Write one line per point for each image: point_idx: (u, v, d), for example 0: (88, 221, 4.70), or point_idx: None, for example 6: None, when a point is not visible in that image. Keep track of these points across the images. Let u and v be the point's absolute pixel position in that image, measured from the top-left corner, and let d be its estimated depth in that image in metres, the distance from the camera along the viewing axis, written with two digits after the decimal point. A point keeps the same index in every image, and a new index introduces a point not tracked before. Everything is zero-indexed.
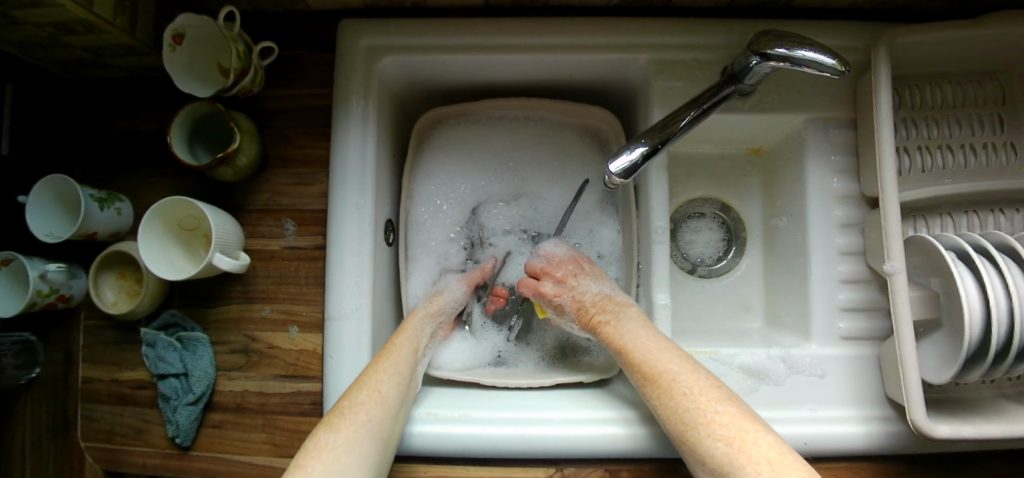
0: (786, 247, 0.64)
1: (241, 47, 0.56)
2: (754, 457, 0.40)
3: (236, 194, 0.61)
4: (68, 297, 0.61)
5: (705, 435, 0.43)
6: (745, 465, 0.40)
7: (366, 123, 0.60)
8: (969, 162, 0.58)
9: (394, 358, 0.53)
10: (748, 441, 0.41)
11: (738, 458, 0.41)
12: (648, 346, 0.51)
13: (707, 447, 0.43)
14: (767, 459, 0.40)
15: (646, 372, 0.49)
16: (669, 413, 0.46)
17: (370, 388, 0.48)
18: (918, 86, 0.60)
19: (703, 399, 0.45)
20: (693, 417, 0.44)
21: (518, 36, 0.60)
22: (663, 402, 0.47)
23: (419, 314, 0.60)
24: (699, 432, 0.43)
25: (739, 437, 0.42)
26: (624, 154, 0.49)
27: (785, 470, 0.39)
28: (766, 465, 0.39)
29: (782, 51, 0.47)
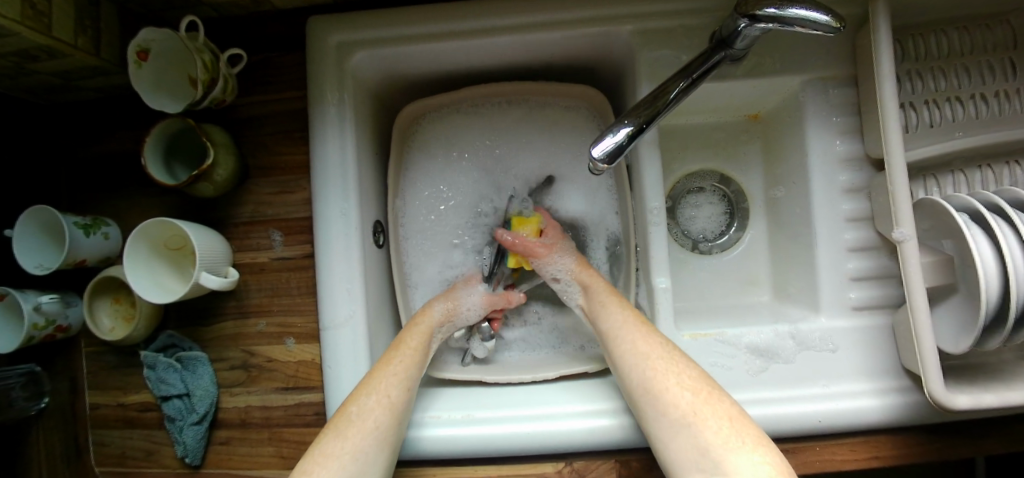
0: (790, 218, 0.61)
1: (207, 56, 0.53)
2: (717, 411, 0.42)
3: (220, 208, 0.60)
4: (66, 327, 0.61)
5: (673, 384, 0.44)
6: (709, 418, 0.41)
7: (344, 124, 0.58)
8: (981, 113, 0.54)
9: (406, 360, 0.51)
10: (714, 396, 0.43)
11: (702, 408, 0.42)
12: (624, 318, 0.51)
13: (672, 394, 0.44)
14: (728, 416, 0.42)
15: (619, 335, 0.50)
16: (638, 359, 0.47)
17: (379, 393, 0.47)
18: (923, 35, 0.56)
19: (677, 357, 0.47)
20: (665, 366, 0.46)
21: (493, 18, 0.57)
22: (634, 349, 0.48)
23: (433, 315, 0.58)
24: (667, 380, 0.45)
25: (706, 389, 0.44)
26: (608, 137, 0.46)
27: (744, 426, 0.41)
28: (728, 422, 0.41)
29: (771, 12, 0.44)
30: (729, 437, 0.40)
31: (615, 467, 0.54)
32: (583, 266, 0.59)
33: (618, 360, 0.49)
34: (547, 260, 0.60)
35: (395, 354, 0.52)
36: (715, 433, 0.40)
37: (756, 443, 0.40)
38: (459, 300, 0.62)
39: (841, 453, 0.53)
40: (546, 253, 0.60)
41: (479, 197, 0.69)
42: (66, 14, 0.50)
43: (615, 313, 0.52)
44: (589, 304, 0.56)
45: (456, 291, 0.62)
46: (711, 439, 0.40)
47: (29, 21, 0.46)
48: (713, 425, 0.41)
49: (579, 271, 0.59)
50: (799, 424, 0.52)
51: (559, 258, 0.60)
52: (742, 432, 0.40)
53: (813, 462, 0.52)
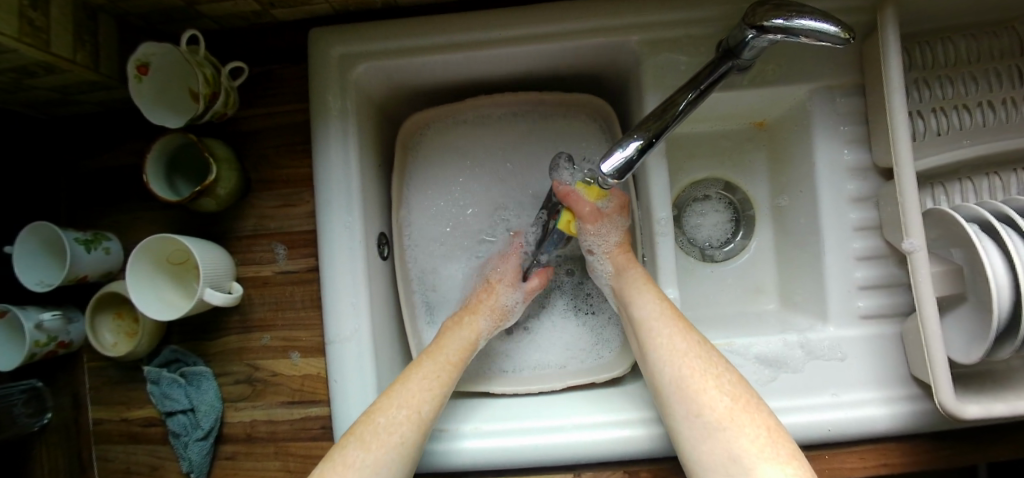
0: (796, 226, 0.61)
1: (208, 70, 0.53)
2: (754, 420, 0.42)
3: (223, 222, 0.60)
4: (68, 343, 0.60)
5: (711, 386, 0.44)
6: (745, 425, 0.42)
7: (348, 136, 0.57)
8: (989, 120, 0.54)
9: (444, 376, 0.51)
10: (752, 404, 0.43)
11: (739, 415, 0.42)
12: (660, 310, 0.50)
13: (709, 397, 0.44)
14: (765, 425, 0.42)
15: (650, 326, 0.50)
16: (674, 356, 0.47)
17: (410, 408, 0.47)
18: (930, 43, 0.56)
19: (714, 359, 0.46)
20: (702, 367, 0.46)
21: (498, 28, 0.56)
22: (670, 345, 0.48)
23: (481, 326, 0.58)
24: (704, 381, 0.45)
25: (744, 397, 0.44)
26: (616, 152, 0.46)
27: (780, 440, 0.41)
28: (766, 432, 0.41)
29: (780, 22, 0.43)
30: (763, 447, 0.40)
31: None
32: (622, 248, 0.58)
33: (650, 355, 0.49)
34: (592, 229, 0.58)
35: (433, 368, 0.51)
36: (750, 441, 0.41)
37: (789, 456, 0.40)
38: (502, 305, 0.61)
39: (850, 461, 0.52)
40: (591, 222, 0.57)
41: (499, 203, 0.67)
42: (64, 29, 0.49)
43: (651, 301, 0.51)
44: (620, 285, 0.56)
45: (497, 299, 0.60)
46: (745, 446, 0.40)
47: (28, 38, 0.46)
48: (749, 433, 0.41)
49: (615, 253, 0.58)
50: (809, 432, 0.52)
51: (604, 232, 0.58)
52: (778, 444, 0.41)
53: (822, 471, 0.52)
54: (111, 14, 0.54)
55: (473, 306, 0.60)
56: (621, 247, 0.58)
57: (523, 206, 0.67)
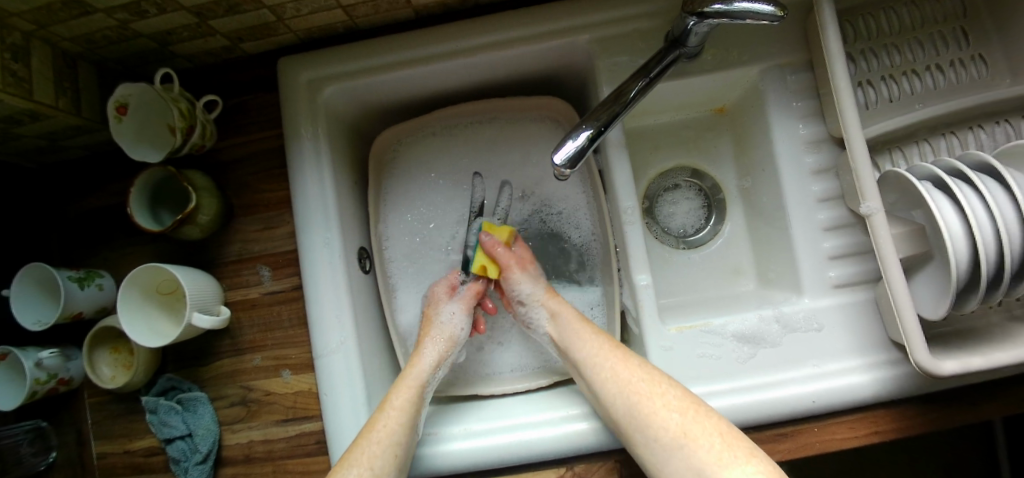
0: (763, 205, 0.62)
1: (184, 105, 0.56)
2: (707, 428, 0.44)
3: (209, 249, 0.62)
4: (68, 379, 0.62)
5: (660, 407, 0.46)
6: (700, 437, 0.43)
7: (321, 156, 0.60)
8: (939, 83, 0.57)
9: (389, 424, 0.49)
10: (702, 413, 0.45)
11: (692, 427, 0.44)
12: (600, 345, 0.53)
13: (661, 417, 0.45)
14: (719, 431, 0.43)
15: (596, 366, 0.52)
16: (621, 385, 0.49)
17: (361, 466, 0.46)
18: (872, 13, 0.58)
19: (659, 378, 0.48)
20: (648, 390, 0.47)
21: (455, 40, 0.59)
22: (615, 376, 0.50)
23: (427, 355, 0.58)
24: (654, 402, 0.46)
25: (692, 409, 0.45)
26: (569, 142, 0.49)
27: (735, 441, 0.43)
28: (719, 437, 0.43)
29: (719, 7, 0.46)
30: (721, 453, 0.42)
31: (616, 468, 0.53)
32: (550, 295, 0.61)
33: (597, 385, 0.51)
34: (518, 280, 0.61)
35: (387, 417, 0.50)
36: (708, 451, 0.42)
37: (748, 455, 0.42)
38: (445, 330, 0.61)
39: (840, 431, 0.53)
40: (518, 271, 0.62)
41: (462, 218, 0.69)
42: (45, 79, 0.52)
43: (591, 341, 0.54)
44: (559, 335, 0.58)
45: (436, 327, 0.61)
46: (705, 458, 0.42)
47: (11, 88, 0.49)
48: (706, 443, 0.43)
49: (547, 299, 0.61)
50: (792, 405, 0.52)
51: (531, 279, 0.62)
52: (733, 447, 0.42)
53: (812, 444, 0.52)
54: (90, 61, 0.57)
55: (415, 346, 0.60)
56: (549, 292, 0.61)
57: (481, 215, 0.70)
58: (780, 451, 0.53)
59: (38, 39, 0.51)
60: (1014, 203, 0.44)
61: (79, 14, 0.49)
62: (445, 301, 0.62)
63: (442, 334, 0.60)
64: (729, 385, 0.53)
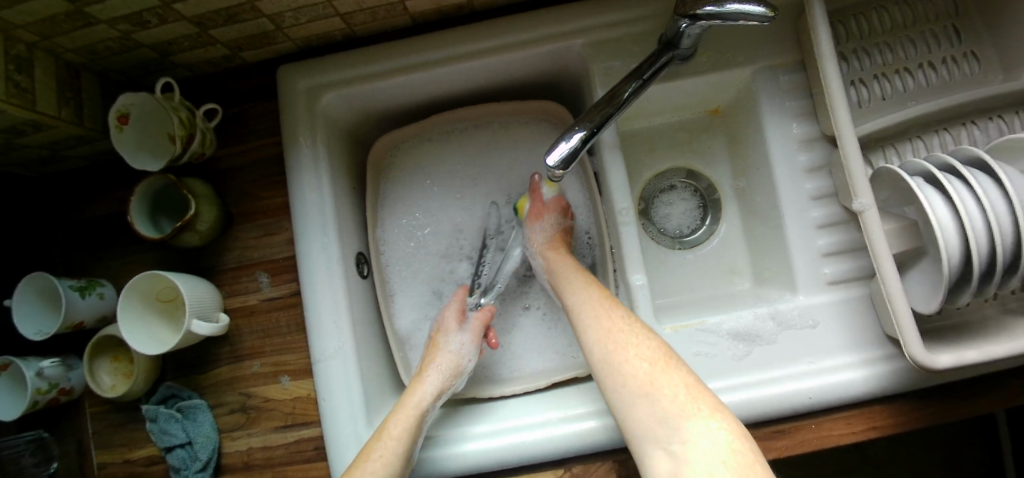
0: (756, 204, 0.63)
1: (184, 114, 0.57)
2: (672, 380, 0.43)
3: (208, 256, 0.62)
4: (69, 389, 0.62)
5: (632, 357, 0.45)
6: (665, 387, 0.42)
7: (318, 163, 0.60)
8: (931, 80, 0.58)
9: (385, 455, 0.48)
10: (671, 366, 0.44)
11: (659, 377, 0.43)
12: (587, 296, 0.53)
13: (631, 366, 0.45)
14: (685, 384, 0.42)
15: (580, 310, 0.52)
16: (600, 333, 0.49)
17: None
18: (864, 13, 0.59)
19: (637, 330, 0.48)
20: (625, 340, 0.47)
21: (450, 47, 0.60)
22: (597, 324, 0.50)
23: (429, 380, 0.56)
24: (626, 353, 0.46)
25: (663, 360, 0.45)
26: (562, 143, 0.49)
27: (698, 395, 0.42)
28: (684, 387, 0.42)
29: (713, 9, 0.46)
30: (684, 405, 0.41)
31: (614, 468, 0.53)
32: (552, 245, 0.62)
33: (581, 331, 0.52)
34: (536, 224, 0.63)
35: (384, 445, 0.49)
36: (671, 401, 0.41)
37: (712, 410, 0.40)
38: (449, 353, 0.59)
39: (836, 427, 0.53)
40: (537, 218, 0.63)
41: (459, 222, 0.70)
42: (48, 90, 0.53)
43: (580, 290, 0.54)
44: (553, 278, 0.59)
45: (442, 351, 0.59)
46: (667, 406, 0.41)
47: (14, 98, 0.50)
48: (670, 393, 0.42)
49: (547, 250, 0.61)
50: (789, 402, 0.52)
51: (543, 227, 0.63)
52: (695, 400, 0.41)
53: (809, 440, 0.52)
54: (92, 71, 0.58)
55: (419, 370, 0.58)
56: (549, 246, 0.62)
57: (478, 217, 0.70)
58: (777, 448, 0.53)
59: (42, 50, 0.52)
60: (1005, 198, 0.45)
61: (82, 25, 0.50)
62: (453, 327, 0.61)
63: (448, 361, 0.58)
64: (726, 384, 0.53)
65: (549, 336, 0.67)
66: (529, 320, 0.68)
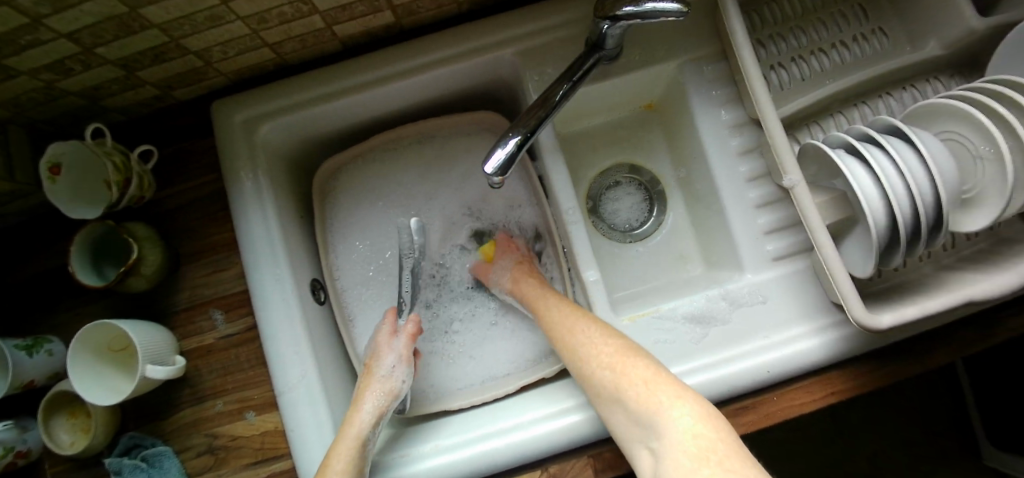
0: (698, 191, 0.65)
1: (118, 158, 0.56)
2: (634, 377, 0.45)
3: (159, 300, 0.61)
4: (26, 452, 0.60)
5: (597, 367, 0.48)
6: (630, 386, 0.45)
7: (263, 194, 0.60)
8: (846, 58, 0.62)
9: None
10: (630, 363, 0.46)
11: (622, 379, 0.45)
12: (555, 312, 0.56)
13: (596, 378, 0.48)
14: (645, 378, 0.44)
15: (552, 328, 0.55)
16: (571, 349, 0.52)
17: None
18: (775, 2, 0.63)
19: (598, 337, 0.50)
20: (589, 351, 0.50)
21: (383, 67, 0.60)
22: (567, 340, 0.52)
23: (364, 406, 0.55)
24: (590, 364, 0.49)
25: (622, 361, 0.47)
26: (498, 150, 0.50)
27: (660, 385, 0.43)
28: (640, 386, 0.44)
29: (631, 9, 0.48)
30: (647, 400, 0.43)
31: (589, 464, 0.53)
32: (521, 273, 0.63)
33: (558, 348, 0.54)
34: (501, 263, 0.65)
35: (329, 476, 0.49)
36: (637, 400, 0.43)
37: (675, 396, 0.42)
38: (383, 378, 0.59)
39: (798, 397, 0.54)
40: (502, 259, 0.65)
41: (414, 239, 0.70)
42: None
43: (546, 309, 0.57)
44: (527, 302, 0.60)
45: (375, 376, 0.58)
46: (635, 407, 0.43)
47: None
48: (633, 392, 0.44)
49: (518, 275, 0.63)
50: (747, 379, 0.53)
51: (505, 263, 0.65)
52: (656, 391, 0.43)
53: (774, 412, 0.53)
54: (19, 124, 0.57)
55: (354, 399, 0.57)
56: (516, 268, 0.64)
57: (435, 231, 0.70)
58: (744, 424, 0.53)
59: None
60: (920, 160, 0.47)
61: (3, 78, 0.49)
62: (383, 349, 0.60)
63: (381, 386, 0.58)
64: (684, 368, 0.54)
65: (516, 342, 0.68)
66: (484, 333, 0.68)
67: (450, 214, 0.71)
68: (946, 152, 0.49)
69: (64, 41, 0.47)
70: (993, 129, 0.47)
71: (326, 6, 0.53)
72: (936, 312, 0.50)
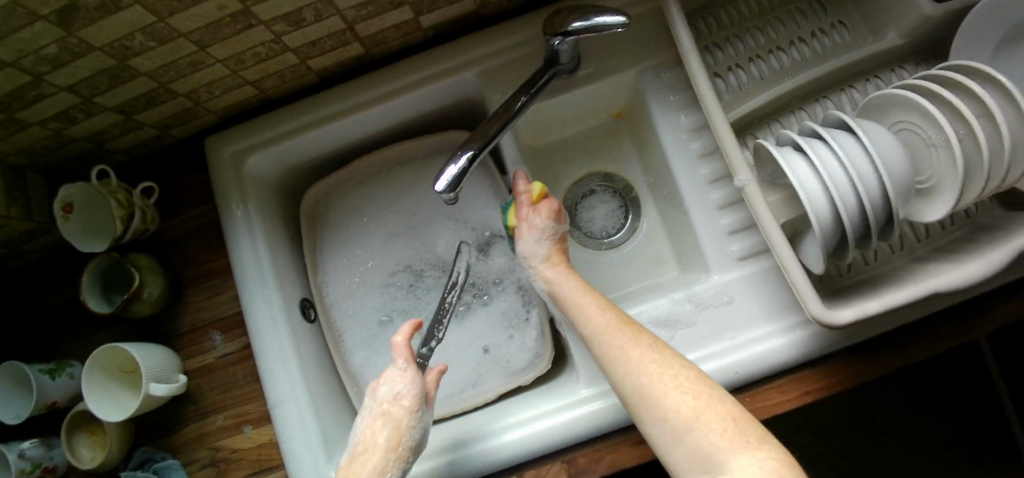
0: (667, 196, 0.66)
1: (122, 195, 0.62)
2: (719, 413, 0.41)
3: (163, 323, 0.66)
4: (51, 468, 0.65)
5: (671, 388, 0.43)
6: (711, 421, 0.40)
7: (251, 220, 0.64)
8: (806, 53, 0.63)
9: None
10: (713, 397, 0.42)
11: (705, 411, 0.41)
12: (609, 322, 0.50)
13: (673, 399, 0.42)
14: (731, 416, 0.41)
15: (606, 337, 0.49)
16: (632, 366, 0.46)
17: None
18: (730, 6, 0.64)
19: (670, 359, 0.46)
20: (659, 371, 0.45)
21: (358, 95, 0.65)
22: (627, 353, 0.47)
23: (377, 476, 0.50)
24: (665, 384, 0.43)
25: (705, 391, 0.43)
26: (451, 165, 0.53)
27: (749, 425, 0.40)
28: (731, 421, 0.40)
29: (580, 24, 0.52)
30: (735, 438, 0.39)
31: (564, 469, 0.56)
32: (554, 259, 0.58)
33: (608, 362, 0.48)
34: (524, 235, 0.59)
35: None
36: (721, 435, 0.40)
37: (761, 441, 0.39)
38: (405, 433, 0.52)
39: (772, 397, 0.54)
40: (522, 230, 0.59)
41: (392, 257, 0.72)
42: None
43: (600, 316, 0.51)
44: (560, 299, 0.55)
45: (397, 428, 0.52)
46: (717, 443, 0.39)
47: None
48: (717, 427, 0.40)
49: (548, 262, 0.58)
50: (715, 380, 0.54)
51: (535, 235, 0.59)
52: (747, 432, 0.40)
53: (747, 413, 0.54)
54: (39, 168, 0.64)
55: (363, 449, 0.51)
56: (551, 257, 0.58)
57: (414, 247, 0.72)
58: None
59: None
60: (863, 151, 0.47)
61: (17, 130, 0.57)
62: (406, 382, 0.53)
63: (401, 427, 0.52)
64: None
65: (495, 353, 0.69)
66: (472, 346, 0.69)
67: (425, 230, 0.72)
68: (893, 141, 0.48)
69: (65, 94, 0.55)
70: (940, 118, 0.47)
71: (296, 43, 0.60)
72: (906, 304, 0.49)
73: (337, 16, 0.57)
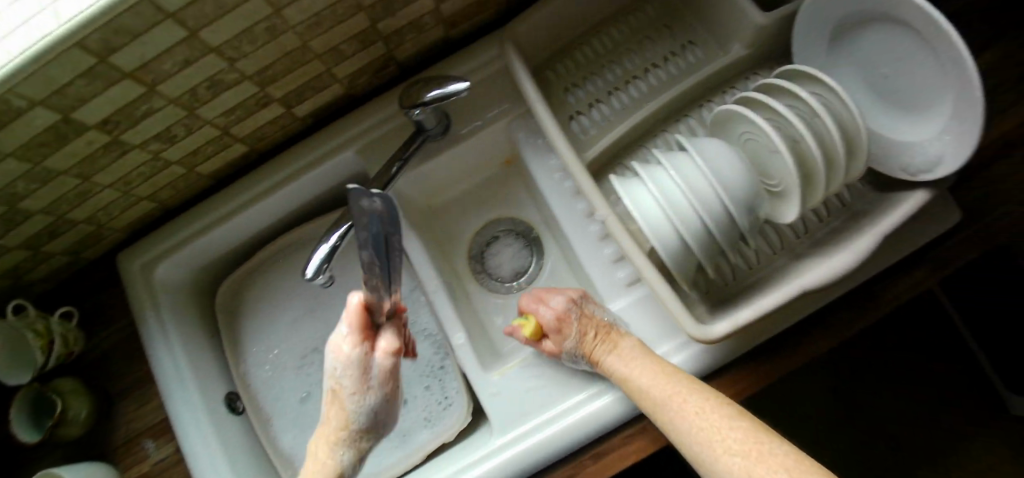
0: (559, 232, 0.69)
1: (42, 325, 0.64)
2: (773, 463, 0.36)
3: (97, 441, 0.68)
4: None
5: (719, 452, 0.40)
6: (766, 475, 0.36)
7: (166, 326, 0.67)
8: (661, 78, 0.65)
9: None
10: (761, 448, 0.38)
11: (756, 469, 0.37)
12: (663, 390, 0.48)
13: (723, 463, 0.39)
14: (782, 466, 0.36)
15: (665, 409, 0.47)
16: (688, 433, 0.44)
17: None
18: (582, 47, 0.67)
19: (718, 420, 0.42)
20: (706, 435, 0.42)
21: (251, 190, 0.68)
22: (681, 419, 0.45)
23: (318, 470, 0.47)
24: (715, 448, 0.41)
25: (755, 448, 0.38)
26: (324, 243, 0.55)
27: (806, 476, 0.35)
28: (786, 473, 0.35)
29: (435, 94, 0.57)
30: None
31: None
32: (597, 338, 0.57)
33: (671, 432, 0.46)
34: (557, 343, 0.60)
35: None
36: None
37: None
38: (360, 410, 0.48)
39: None
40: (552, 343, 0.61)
41: (305, 338, 0.73)
42: None
43: (654, 386, 0.49)
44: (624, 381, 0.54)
45: (341, 410, 0.48)
46: None
47: None
48: None
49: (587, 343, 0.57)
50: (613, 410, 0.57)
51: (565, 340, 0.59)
52: None
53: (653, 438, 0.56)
54: None
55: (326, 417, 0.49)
56: (593, 338, 0.57)
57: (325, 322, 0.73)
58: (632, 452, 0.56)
59: None
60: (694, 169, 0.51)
61: None
62: (348, 357, 0.47)
63: (349, 404, 0.47)
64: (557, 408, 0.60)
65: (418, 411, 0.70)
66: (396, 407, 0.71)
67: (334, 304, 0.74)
68: (723, 156, 0.52)
69: None
70: (769, 131, 0.50)
71: (177, 156, 0.63)
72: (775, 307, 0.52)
73: (207, 125, 0.61)
